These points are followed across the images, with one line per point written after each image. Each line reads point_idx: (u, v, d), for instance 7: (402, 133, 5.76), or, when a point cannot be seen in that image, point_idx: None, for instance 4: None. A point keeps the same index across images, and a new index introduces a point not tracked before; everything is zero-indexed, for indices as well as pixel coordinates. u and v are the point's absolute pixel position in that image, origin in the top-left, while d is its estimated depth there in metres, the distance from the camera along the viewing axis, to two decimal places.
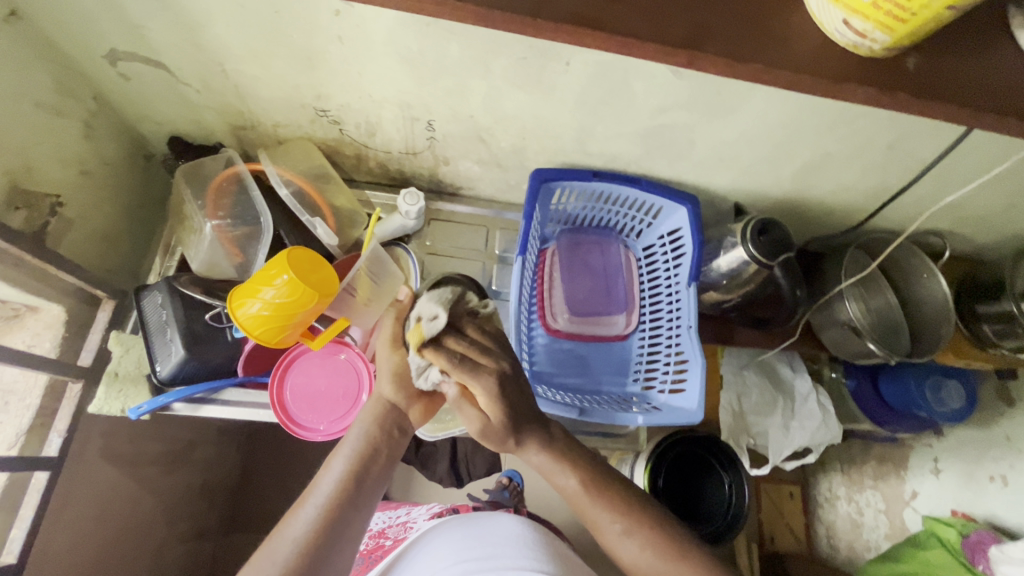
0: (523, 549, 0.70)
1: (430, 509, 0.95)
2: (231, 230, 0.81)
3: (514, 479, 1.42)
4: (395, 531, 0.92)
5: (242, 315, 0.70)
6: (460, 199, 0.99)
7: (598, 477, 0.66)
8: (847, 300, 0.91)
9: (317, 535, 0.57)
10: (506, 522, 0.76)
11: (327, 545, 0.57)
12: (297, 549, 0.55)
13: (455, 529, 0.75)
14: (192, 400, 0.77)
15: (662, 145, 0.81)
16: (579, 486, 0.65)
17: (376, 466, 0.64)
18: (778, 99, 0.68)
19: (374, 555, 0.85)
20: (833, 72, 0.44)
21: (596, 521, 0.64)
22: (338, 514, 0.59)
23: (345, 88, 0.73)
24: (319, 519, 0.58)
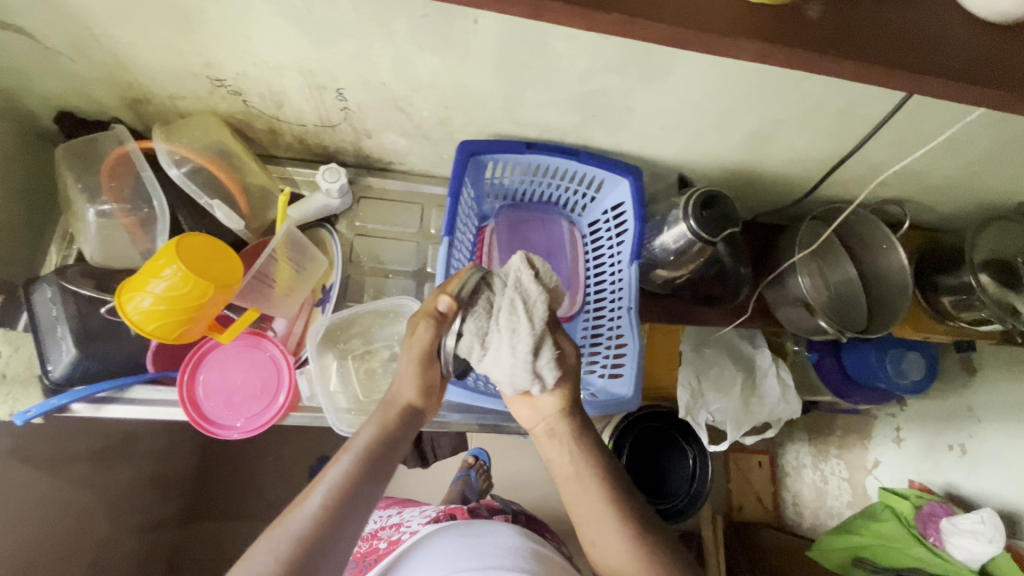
0: (513, 561, 0.66)
1: (425, 513, 0.92)
2: (134, 214, 0.75)
3: (479, 458, 1.40)
4: (389, 532, 0.89)
5: (133, 310, 0.64)
6: (392, 174, 0.92)
7: (597, 472, 0.65)
8: (800, 275, 0.86)
9: (324, 529, 0.51)
10: (501, 532, 0.72)
11: (331, 538, 0.51)
12: (297, 542, 0.50)
13: (451, 535, 0.72)
14: (93, 400, 0.72)
15: (599, 113, 0.74)
16: (577, 472, 0.66)
17: (388, 461, 0.59)
18: (715, 60, 0.61)
19: (369, 559, 0.83)
20: (721, 25, 0.40)
21: (592, 515, 0.64)
22: (348, 504, 0.53)
23: (236, 54, 0.65)
24: (324, 511, 0.52)
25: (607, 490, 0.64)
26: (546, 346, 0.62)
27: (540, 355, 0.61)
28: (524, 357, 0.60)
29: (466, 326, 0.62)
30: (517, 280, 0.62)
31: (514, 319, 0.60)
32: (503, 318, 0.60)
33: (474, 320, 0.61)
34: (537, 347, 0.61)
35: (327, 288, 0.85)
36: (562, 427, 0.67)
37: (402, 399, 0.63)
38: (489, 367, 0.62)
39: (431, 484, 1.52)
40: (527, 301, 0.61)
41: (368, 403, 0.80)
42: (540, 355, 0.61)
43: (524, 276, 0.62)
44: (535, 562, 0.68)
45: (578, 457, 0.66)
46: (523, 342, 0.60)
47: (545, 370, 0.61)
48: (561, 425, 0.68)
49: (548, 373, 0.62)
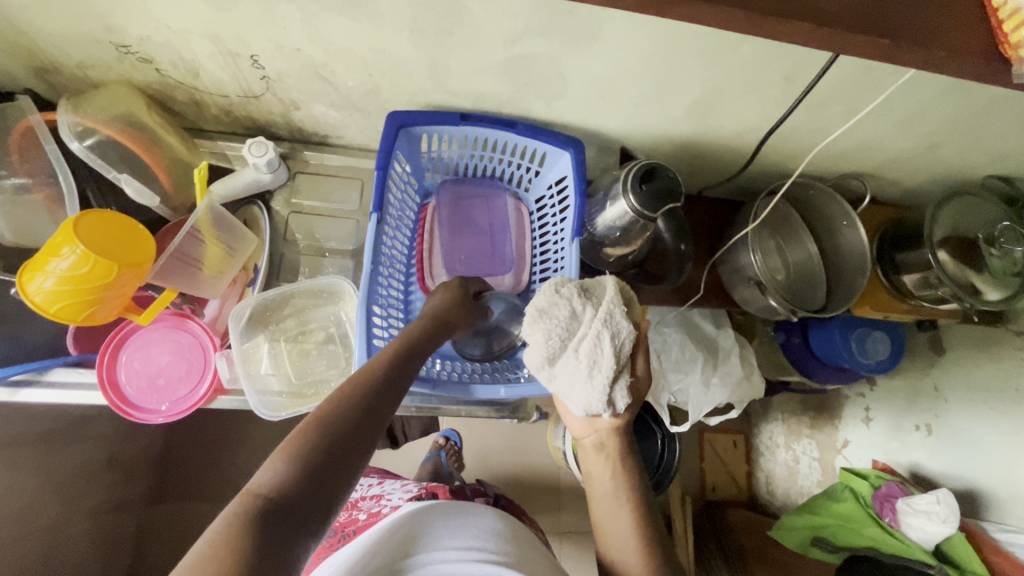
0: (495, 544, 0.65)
1: (406, 488, 0.88)
2: (49, 189, 0.72)
3: (449, 440, 1.38)
4: (369, 504, 0.84)
5: (35, 292, 0.61)
6: (331, 148, 0.88)
7: (632, 499, 0.67)
8: (752, 251, 0.83)
9: (378, 383, 0.52)
10: (479, 512, 0.70)
11: (383, 396, 0.52)
12: (357, 397, 0.50)
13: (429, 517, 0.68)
14: (9, 382, 0.70)
15: (532, 82, 0.70)
16: (614, 492, 0.68)
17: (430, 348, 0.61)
18: (640, 21, 0.57)
19: (347, 529, 0.75)
20: None
21: (619, 538, 0.66)
22: (400, 372, 0.55)
23: (135, 17, 0.61)
24: (379, 371, 0.54)
25: (638, 518, 0.66)
26: (626, 374, 0.64)
27: (610, 385, 0.63)
28: (598, 385, 0.62)
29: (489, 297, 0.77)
30: (607, 308, 0.64)
31: (596, 350, 0.62)
32: (585, 346, 0.62)
33: (548, 339, 0.63)
34: (603, 376, 0.62)
35: (258, 267, 0.82)
36: (613, 447, 0.69)
37: (435, 305, 0.66)
38: (560, 386, 0.65)
39: (401, 464, 1.51)
40: (611, 332, 0.63)
41: (301, 386, 0.78)
42: (604, 380, 0.62)
43: (614, 306, 0.64)
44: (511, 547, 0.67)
45: (620, 479, 0.68)
46: (596, 370, 0.62)
47: (617, 399, 0.63)
48: (610, 440, 0.70)
49: (620, 403, 0.64)
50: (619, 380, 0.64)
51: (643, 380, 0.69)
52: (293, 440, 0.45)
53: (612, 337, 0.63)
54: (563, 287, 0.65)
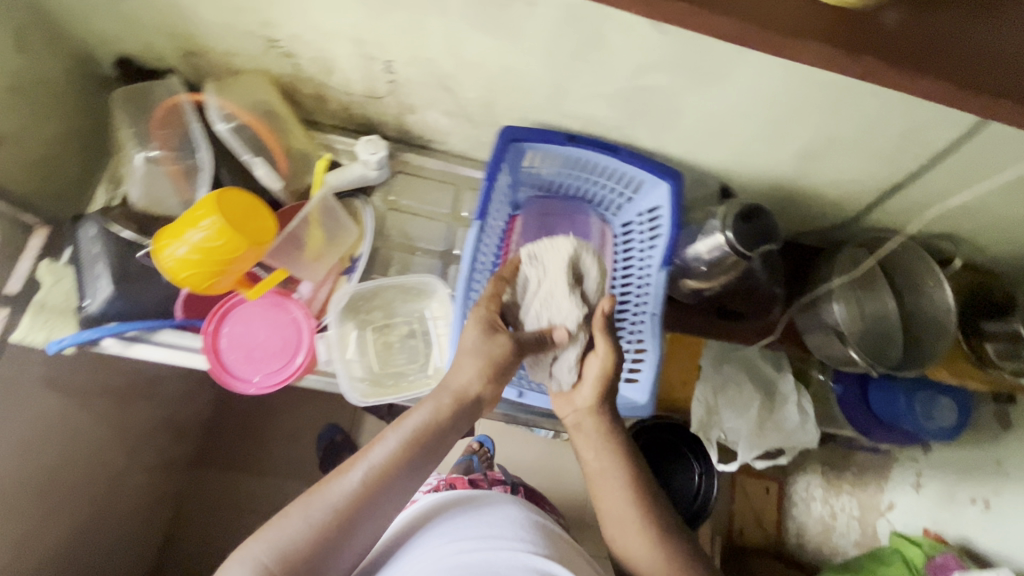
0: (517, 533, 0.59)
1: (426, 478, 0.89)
2: (181, 162, 0.77)
3: (484, 445, 1.38)
4: None
5: (168, 257, 0.66)
6: (431, 152, 0.92)
7: (625, 471, 0.68)
8: (835, 302, 0.85)
9: (359, 504, 0.54)
10: (500, 505, 0.64)
11: (362, 517, 0.54)
12: (333, 509, 0.53)
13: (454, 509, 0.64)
14: (123, 337, 0.74)
15: (645, 112, 0.72)
16: (604, 471, 0.68)
17: (432, 451, 0.60)
18: (773, 67, 0.58)
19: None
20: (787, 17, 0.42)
21: (618, 512, 0.66)
22: (392, 475, 0.56)
23: (293, 16, 0.65)
24: (366, 484, 0.55)
25: (632, 491, 0.67)
26: (571, 351, 0.68)
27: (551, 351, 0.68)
28: (538, 360, 0.69)
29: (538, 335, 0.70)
30: (550, 280, 0.68)
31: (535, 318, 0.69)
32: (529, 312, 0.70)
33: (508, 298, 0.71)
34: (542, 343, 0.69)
35: (356, 258, 0.84)
36: (593, 425, 0.70)
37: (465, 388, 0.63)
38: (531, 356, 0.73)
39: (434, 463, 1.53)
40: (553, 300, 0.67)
41: (381, 375, 0.81)
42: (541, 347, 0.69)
43: (558, 284, 0.68)
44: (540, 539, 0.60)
45: (610, 457, 0.69)
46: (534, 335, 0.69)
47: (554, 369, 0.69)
48: (592, 421, 0.70)
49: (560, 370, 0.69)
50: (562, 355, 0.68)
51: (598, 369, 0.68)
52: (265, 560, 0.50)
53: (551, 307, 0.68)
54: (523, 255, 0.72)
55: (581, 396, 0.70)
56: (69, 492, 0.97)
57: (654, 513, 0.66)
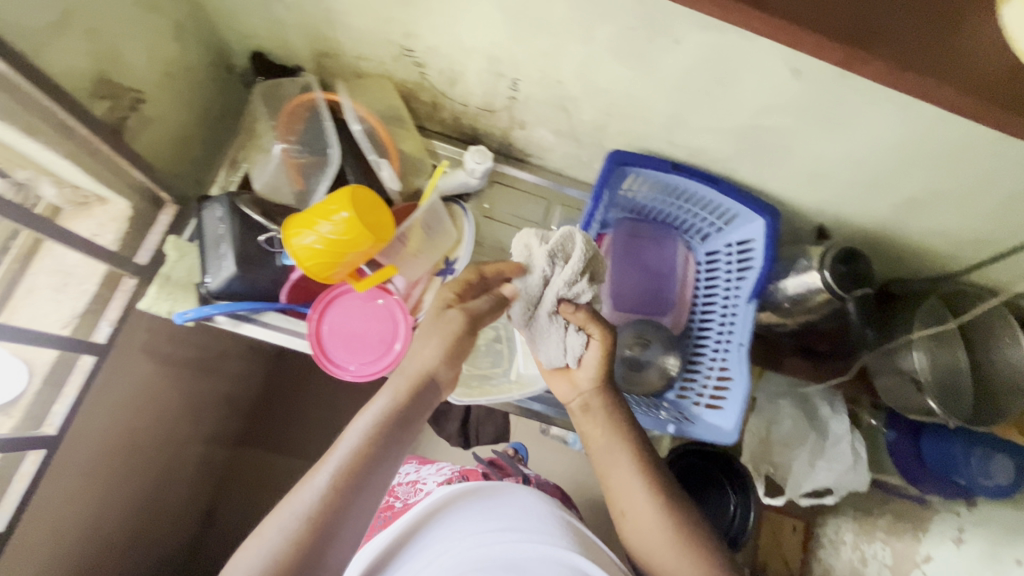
0: (535, 526, 0.61)
1: (440, 471, 0.89)
2: (297, 156, 0.80)
3: (519, 452, 1.37)
4: (404, 490, 0.86)
5: (296, 244, 0.70)
6: (526, 165, 0.96)
7: (631, 445, 0.68)
8: (915, 350, 0.85)
9: (333, 504, 0.48)
10: (520, 499, 0.67)
11: (338, 521, 0.48)
12: (302, 516, 0.47)
13: (465, 504, 0.65)
14: (234, 316, 0.78)
15: (756, 149, 0.74)
16: (610, 447, 0.68)
17: (399, 438, 0.55)
18: (905, 119, 0.60)
19: (385, 516, 0.81)
20: None
21: (626, 487, 0.65)
22: (362, 472, 0.51)
23: (438, 31, 0.69)
24: (337, 481, 0.50)
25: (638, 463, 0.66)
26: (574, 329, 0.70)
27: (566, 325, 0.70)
28: (553, 327, 0.70)
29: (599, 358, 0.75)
30: (570, 273, 0.67)
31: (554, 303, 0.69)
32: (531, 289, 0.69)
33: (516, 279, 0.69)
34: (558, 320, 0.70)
35: (450, 261, 0.87)
36: (596, 405, 0.70)
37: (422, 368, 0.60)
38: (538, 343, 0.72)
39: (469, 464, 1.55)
40: (577, 292, 0.69)
41: (467, 377, 0.83)
42: (558, 325, 0.70)
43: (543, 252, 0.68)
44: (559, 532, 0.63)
45: (615, 431, 0.69)
46: (547, 315, 0.70)
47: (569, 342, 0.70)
48: (594, 399, 0.71)
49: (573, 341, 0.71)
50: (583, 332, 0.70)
51: (598, 355, 0.70)
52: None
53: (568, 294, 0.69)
54: (529, 237, 0.69)
55: (583, 377, 0.72)
56: (147, 459, 0.99)
57: (661, 481, 0.65)
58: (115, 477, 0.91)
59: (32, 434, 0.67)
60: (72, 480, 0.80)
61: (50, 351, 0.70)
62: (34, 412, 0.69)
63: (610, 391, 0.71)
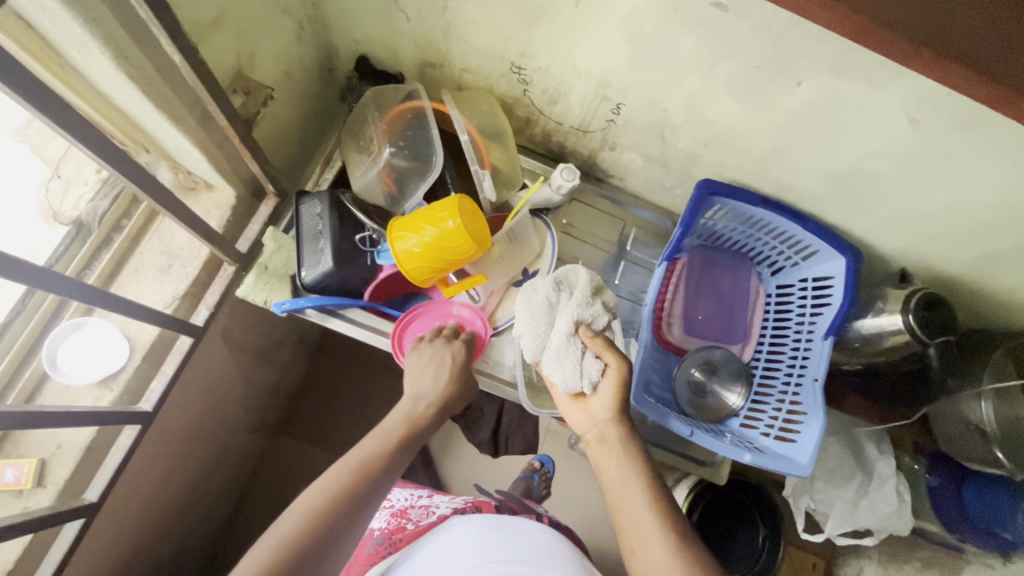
0: (535, 554, 0.73)
1: (453, 500, 0.92)
2: (396, 161, 0.81)
3: (546, 466, 1.39)
4: (417, 514, 0.86)
5: (400, 247, 0.72)
6: (605, 186, 0.98)
7: (646, 477, 0.65)
8: (983, 400, 0.85)
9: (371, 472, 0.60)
10: (526, 529, 0.78)
11: (372, 492, 0.59)
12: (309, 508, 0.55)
13: (476, 527, 0.77)
14: (323, 310, 0.80)
15: (850, 191, 0.76)
16: (624, 479, 0.65)
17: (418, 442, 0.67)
18: (1018, 175, 0.61)
19: (395, 537, 0.81)
20: None
21: (634, 514, 0.61)
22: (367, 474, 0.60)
23: (554, 53, 0.71)
24: (372, 460, 0.61)
25: (653, 491, 0.63)
26: (588, 351, 0.72)
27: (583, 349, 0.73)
28: (569, 348, 0.72)
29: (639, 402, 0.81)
30: (580, 298, 0.76)
31: (570, 325, 0.74)
32: (542, 314, 0.75)
33: (528, 304, 0.76)
34: (577, 343, 0.73)
35: (529, 273, 0.89)
36: (608, 434, 0.69)
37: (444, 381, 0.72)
38: (551, 370, 0.73)
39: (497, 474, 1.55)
40: (590, 317, 0.75)
41: (539, 387, 0.85)
42: (576, 347, 0.72)
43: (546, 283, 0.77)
44: (556, 556, 0.74)
45: (629, 461, 0.66)
46: (564, 338, 0.73)
47: (588, 365, 0.71)
48: (610, 430, 0.70)
49: (590, 366, 0.71)
50: (598, 358, 0.72)
51: (613, 383, 0.71)
52: (283, 534, 0.52)
53: (581, 320, 0.75)
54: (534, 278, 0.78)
55: (598, 405, 0.71)
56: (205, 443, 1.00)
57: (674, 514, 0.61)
58: (180, 457, 0.92)
59: (132, 409, 0.69)
60: (149, 455, 0.81)
61: (153, 329, 0.72)
62: (133, 387, 0.71)
63: (623, 419, 0.70)
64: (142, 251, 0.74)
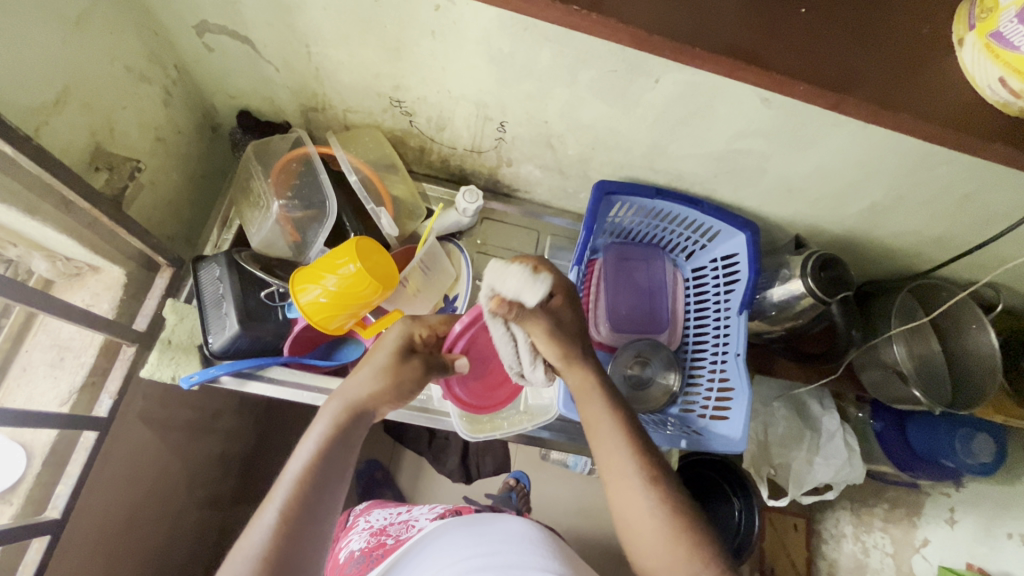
0: (523, 543, 0.75)
1: (434, 509, 0.89)
2: (291, 211, 0.80)
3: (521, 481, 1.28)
4: (397, 529, 0.86)
5: (303, 300, 0.71)
6: (513, 200, 0.98)
7: (629, 444, 0.59)
8: (895, 344, 0.88)
9: (281, 546, 0.48)
10: (510, 523, 0.80)
11: (293, 560, 0.48)
12: (257, 557, 0.47)
13: (457, 537, 0.77)
14: (239, 374, 0.76)
15: (733, 171, 0.79)
16: (611, 451, 0.60)
17: (344, 463, 0.56)
18: (865, 135, 0.65)
19: (375, 553, 0.80)
20: (979, 128, 0.46)
21: (611, 461, 0.59)
22: (314, 498, 0.52)
23: (426, 82, 0.72)
24: (300, 492, 0.51)
25: (641, 458, 0.58)
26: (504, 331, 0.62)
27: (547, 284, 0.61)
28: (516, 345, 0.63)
29: (616, 372, 0.88)
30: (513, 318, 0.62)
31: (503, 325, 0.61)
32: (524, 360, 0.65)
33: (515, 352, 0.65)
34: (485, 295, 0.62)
35: (451, 298, 0.88)
36: (574, 382, 0.64)
37: (361, 397, 0.59)
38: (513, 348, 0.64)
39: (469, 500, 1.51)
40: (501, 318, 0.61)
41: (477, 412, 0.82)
42: (502, 334, 0.62)
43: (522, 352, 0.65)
44: (542, 544, 0.76)
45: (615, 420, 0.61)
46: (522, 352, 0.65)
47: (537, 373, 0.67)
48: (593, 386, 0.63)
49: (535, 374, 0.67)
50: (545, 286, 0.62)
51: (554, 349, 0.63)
52: None
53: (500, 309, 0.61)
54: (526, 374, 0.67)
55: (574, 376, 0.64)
56: (146, 537, 0.93)
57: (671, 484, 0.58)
58: (116, 557, 0.86)
59: (36, 520, 0.65)
60: (74, 563, 0.76)
61: (50, 429, 0.68)
62: (36, 495, 0.67)
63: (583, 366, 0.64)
64: (28, 348, 0.71)
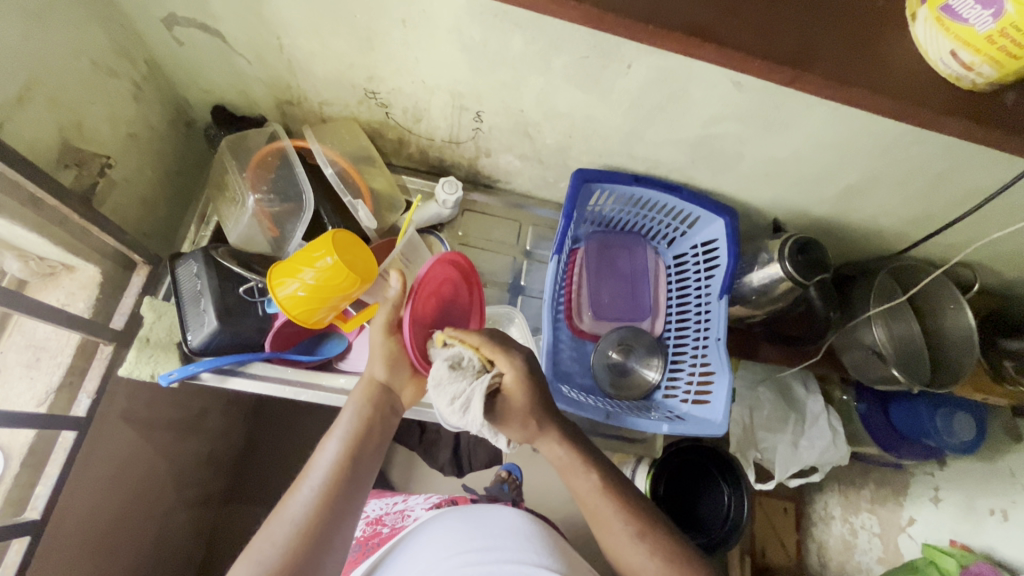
0: (518, 539, 0.75)
1: (428, 498, 0.90)
2: (269, 206, 0.79)
3: (513, 473, 1.25)
4: (393, 518, 0.86)
5: (281, 293, 0.71)
6: (494, 191, 0.98)
7: (614, 500, 0.64)
8: (874, 325, 0.89)
9: (317, 519, 0.54)
10: (504, 514, 0.80)
11: (330, 528, 0.54)
12: (298, 529, 0.53)
13: (453, 527, 0.77)
14: (220, 370, 0.76)
15: (710, 156, 0.79)
16: (599, 513, 0.64)
17: (371, 447, 0.61)
18: (837, 117, 0.66)
19: (371, 543, 0.81)
20: (937, 104, 0.46)
21: (598, 519, 0.64)
22: (347, 477, 0.57)
23: (400, 73, 0.72)
24: (334, 471, 0.57)
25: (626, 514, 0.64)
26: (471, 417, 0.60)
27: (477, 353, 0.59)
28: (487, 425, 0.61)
29: (598, 363, 0.90)
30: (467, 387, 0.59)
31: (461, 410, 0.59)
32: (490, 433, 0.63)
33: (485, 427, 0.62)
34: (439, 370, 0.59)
35: None
36: (553, 458, 0.66)
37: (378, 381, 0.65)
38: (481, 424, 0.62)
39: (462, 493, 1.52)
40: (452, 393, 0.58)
41: None
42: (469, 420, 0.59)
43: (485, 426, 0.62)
44: (536, 538, 0.76)
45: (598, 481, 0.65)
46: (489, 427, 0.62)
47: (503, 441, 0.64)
48: (570, 454, 0.66)
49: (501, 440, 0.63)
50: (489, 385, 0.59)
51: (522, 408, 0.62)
52: None
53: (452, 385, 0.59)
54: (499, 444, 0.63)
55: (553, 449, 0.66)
56: (133, 538, 0.93)
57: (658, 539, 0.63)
58: (102, 558, 0.85)
59: (17, 521, 0.65)
60: (59, 565, 0.75)
61: (27, 429, 0.67)
62: (16, 496, 0.67)
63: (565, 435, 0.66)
64: (4, 349, 0.71)
